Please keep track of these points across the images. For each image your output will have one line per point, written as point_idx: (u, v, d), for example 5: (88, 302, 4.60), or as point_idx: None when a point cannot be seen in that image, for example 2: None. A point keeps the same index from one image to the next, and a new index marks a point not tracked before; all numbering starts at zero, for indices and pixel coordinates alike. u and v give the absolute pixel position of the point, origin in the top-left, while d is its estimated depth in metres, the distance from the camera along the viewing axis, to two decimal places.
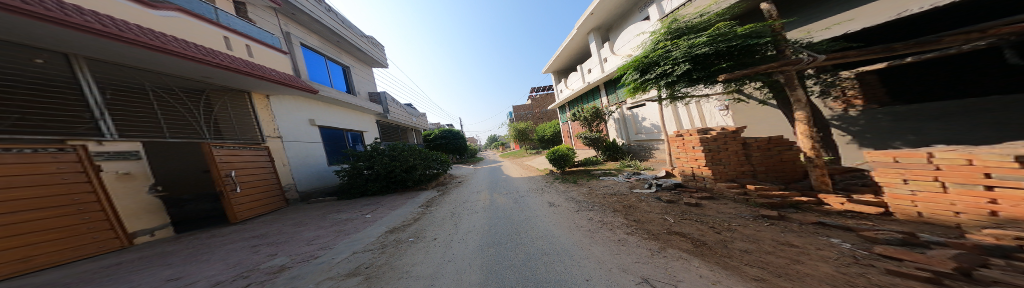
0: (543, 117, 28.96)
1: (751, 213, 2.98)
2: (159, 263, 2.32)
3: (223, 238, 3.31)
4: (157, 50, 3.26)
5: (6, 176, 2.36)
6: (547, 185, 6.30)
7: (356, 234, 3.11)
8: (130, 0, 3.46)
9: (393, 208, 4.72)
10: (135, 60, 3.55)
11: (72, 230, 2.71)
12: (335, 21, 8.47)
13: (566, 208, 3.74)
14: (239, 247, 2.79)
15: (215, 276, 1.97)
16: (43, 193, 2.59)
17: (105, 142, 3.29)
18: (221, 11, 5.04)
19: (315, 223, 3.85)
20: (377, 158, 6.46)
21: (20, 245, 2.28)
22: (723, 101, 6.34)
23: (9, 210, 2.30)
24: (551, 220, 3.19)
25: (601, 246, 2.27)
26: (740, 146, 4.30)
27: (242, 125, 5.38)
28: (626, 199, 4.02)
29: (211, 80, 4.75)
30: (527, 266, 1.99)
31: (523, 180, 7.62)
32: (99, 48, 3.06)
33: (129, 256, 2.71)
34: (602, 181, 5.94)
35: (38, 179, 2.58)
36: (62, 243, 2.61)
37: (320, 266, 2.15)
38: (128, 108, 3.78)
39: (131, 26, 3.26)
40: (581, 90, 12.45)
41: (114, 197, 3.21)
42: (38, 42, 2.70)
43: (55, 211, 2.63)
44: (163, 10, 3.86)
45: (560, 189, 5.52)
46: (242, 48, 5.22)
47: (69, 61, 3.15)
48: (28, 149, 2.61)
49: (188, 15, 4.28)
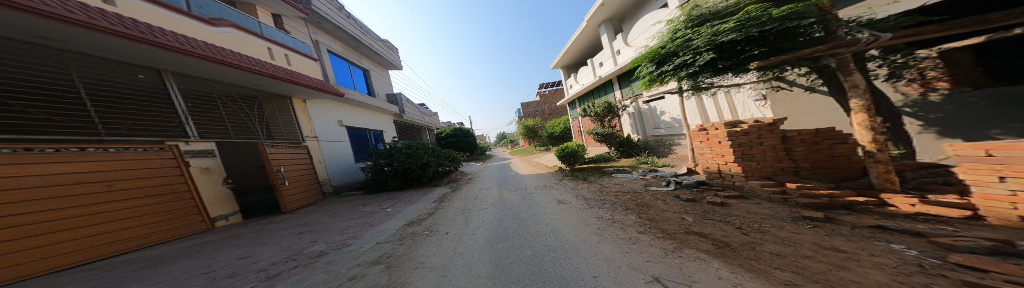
0: (551, 114, 28.57)
1: (790, 214, 2.65)
2: (232, 244, 2.81)
3: (276, 225, 3.86)
4: (219, 62, 3.90)
5: (118, 170, 3.02)
6: (556, 182, 6.20)
7: (378, 226, 3.41)
8: (195, 20, 4.19)
9: (410, 203, 5.08)
10: (204, 72, 4.29)
11: (173, 213, 3.41)
12: (354, 27, 9.27)
13: (574, 206, 3.67)
14: (289, 233, 3.26)
15: (271, 258, 2.36)
16: (151, 183, 3.29)
17: (190, 142, 4.05)
18: (263, 24, 5.78)
19: (347, 215, 4.32)
20: (395, 156, 6.92)
21: (130, 226, 2.94)
22: (760, 90, 5.69)
23: (126, 197, 2.99)
24: (559, 217, 3.18)
25: (609, 244, 2.23)
26: (778, 139, 3.84)
27: (287, 127, 6.18)
28: (640, 197, 3.81)
29: (260, 87, 5.52)
30: (534, 261, 2.04)
31: (532, 177, 7.62)
32: (179, 63, 3.79)
33: (211, 237, 3.33)
34: (614, 179, 5.64)
35: (148, 172, 3.29)
36: (167, 223, 3.31)
37: (350, 253, 2.43)
38: (208, 114, 4.61)
39: (196, 42, 3.91)
40: (593, 85, 12.05)
41: (199, 187, 3.93)
42: (132, 59, 3.41)
43: (158, 199, 3.30)
44: (220, 27, 4.61)
45: (568, 186, 5.44)
46: (281, 57, 5.98)
47: (161, 75, 3.96)
48: (139, 148, 3.33)
49: (240, 30, 5.06)
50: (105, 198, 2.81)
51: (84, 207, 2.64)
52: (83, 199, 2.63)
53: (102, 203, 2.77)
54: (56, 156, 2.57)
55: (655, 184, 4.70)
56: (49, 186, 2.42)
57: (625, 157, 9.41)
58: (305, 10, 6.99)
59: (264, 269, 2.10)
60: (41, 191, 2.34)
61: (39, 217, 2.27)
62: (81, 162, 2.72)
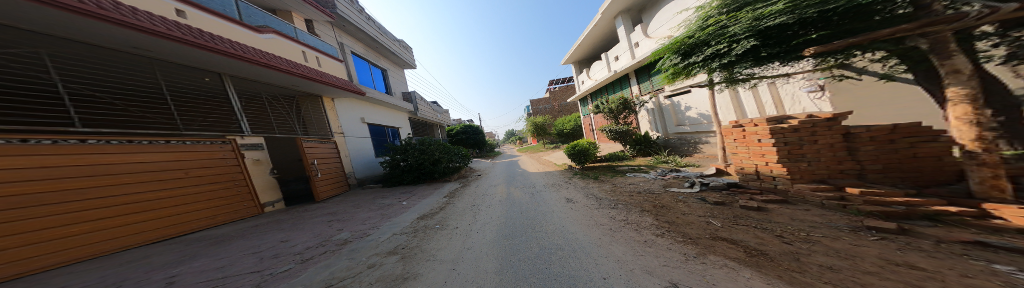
0: (561, 110, 28.10)
1: (848, 223, 2.24)
2: (276, 228, 3.24)
3: (310, 212, 4.35)
4: (264, 65, 4.59)
5: (190, 160, 3.78)
6: (565, 180, 6.03)
7: (394, 218, 3.65)
8: (245, 28, 4.86)
9: (423, 197, 5.34)
10: (254, 75, 5.02)
11: (230, 199, 4.17)
12: (373, 28, 10.02)
13: (584, 205, 3.53)
14: (320, 220, 3.65)
15: (305, 243, 2.67)
16: (214, 172, 4.03)
17: (245, 136, 4.79)
18: (297, 29, 6.49)
19: (368, 206, 4.69)
20: (410, 152, 7.28)
21: (196, 209, 3.65)
22: (817, 80, 4.93)
23: (194, 183, 3.73)
24: (567, 215, 3.10)
25: (622, 246, 2.10)
26: (839, 137, 3.27)
27: (319, 123, 6.88)
28: (658, 199, 3.52)
29: (296, 87, 6.20)
30: (541, 259, 2.02)
31: (540, 175, 7.50)
32: (234, 67, 4.48)
33: (261, 221, 3.88)
34: (629, 179, 5.29)
35: (212, 162, 4.04)
36: (224, 207, 4.06)
37: (370, 243, 2.65)
38: (259, 112, 5.43)
39: (245, 47, 4.62)
40: (605, 81, 11.50)
41: (252, 176, 4.69)
42: (200, 63, 4.15)
43: (219, 184, 4.08)
44: (264, 33, 5.27)
45: (578, 185, 5.26)
46: (313, 59, 6.56)
47: (223, 78, 4.70)
48: (208, 141, 4.12)
49: (280, 36, 5.70)
50: (180, 184, 3.55)
51: (167, 191, 3.39)
52: (163, 184, 3.36)
53: (175, 188, 3.48)
54: (149, 146, 3.36)
55: (676, 184, 4.31)
56: (141, 172, 3.18)
57: (642, 156, 8.83)
58: (331, 14, 7.76)
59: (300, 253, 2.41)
60: (132, 176, 3.07)
61: (121, 200, 2.90)
62: (165, 151, 3.50)
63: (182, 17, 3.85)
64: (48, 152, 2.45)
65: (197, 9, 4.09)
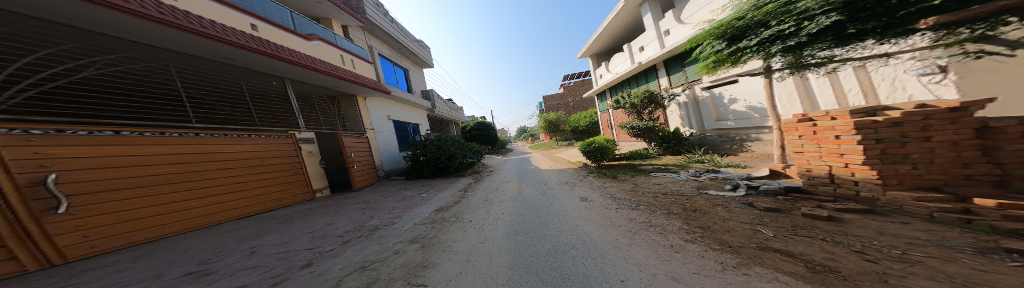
0: (576, 107, 27.32)
1: (970, 238, 1.65)
2: (322, 213, 3.82)
3: (348, 200, 5.03)
4: (312, 69, 5.41)
5: (264, 149, 4.75)
6: (580, 179, 5.73)
7: (415, 209, 3.95)
8: (298, 37, 5.65)
9: (441, 190, 5.67)
10: (307, 78, 5.94)
11: (291, 184, 5.15)
12: (395, 30, 10.91)
13: (600, 204, 3.32)
14: (355, 208, 4.17)
15: (343, 228, 3.07)
16: (279, 161, 4.99)
17: (300, 131, 5.75)
18: (337, 36, 7.25)
19: (393, 197, 5.19)
20: (428, 147, 7.74)
21: (266, 192, 4.59)
22: (932, 59, 3.81)
23: (266, 170, 4.68)
24: (582, 214, 2.95)
25: (643, 249, 1.92)
26: (971, 133, 2.32)
27: (352, 119, 7.70)
28: (689, 202, 3.10)
29: (337, 88, 7.04)
30: (554, 257, 1.97)
31: (553, 172, 7.27)
32: (290, 71, 5.33)
33: (313, 206, 4.64)
34: (652, 179, 4.77)
35: (276, 153, 4.97)
36: (287, 191, 5.03)
37: (395, 231, 2.93)
38: (311, 111, 6.52)
39: (301, 55, 5.42)
40: (627, 73, 10.75)
41: (307, 166, 5.67)
42: (268, 70, 5.10)
43: (284, 171, 5.07)
44: (312, 40, 6.03)
45: (591, 184, 4.99)
46: (349, 62, 7.21)
47: (285, 82, 5.74)
48: (276, 135, 5.15)
49: (326, 43, 6.51)
50: (256, 170, 4.52)
51: (248, 175, 4.37)
52: (247, 170, 4.36)
53: (252, 174, 4.44)
54: (239, 139, 4.40)
55: (712, 187, 3.73)
56: (228, 160, 4.12)
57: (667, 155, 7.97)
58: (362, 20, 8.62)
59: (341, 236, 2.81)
60: (225, 163, 4.05)
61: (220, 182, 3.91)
62: (247, 144, 4.51)
63: (255, 30, 4.62)
64: (173, 141, 3.47)
65: (264, 22, 4.84)
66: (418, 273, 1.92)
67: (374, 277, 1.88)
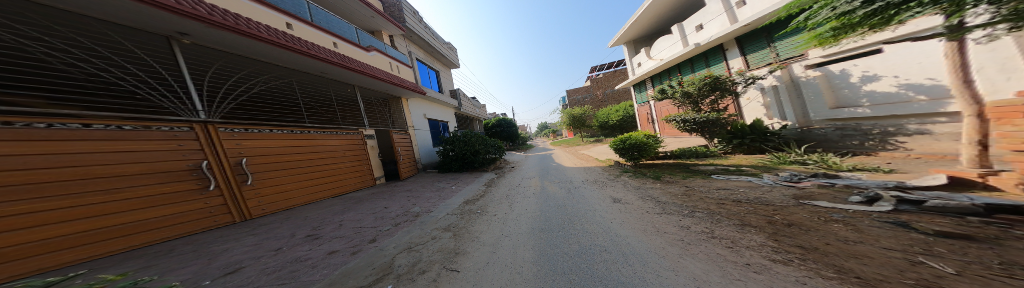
0: (606, 99, 25.36)
1: None
2: (379, 199, 4.67)
3: (399, 187, 5.98)
4: (373, 77, 5.92)
5: (344, 143, 5.95)
6: (610, 178, 5.06)
7: (446, 200, 4.31)
8: (359, 48, 6.26)
9: (467, 183, 6.02)
10: (372, 84, 6.69)
11: (361, 172, 6.34)
12: (430, 35, 11.19)
13: (637, 208, 2.85)
14: (401, 196, 4.90)
15: (388, 214, 3.61)
16: (352, 153, 6.14)
17: (363, 130, 6.67)
18: (389, 47, 7.87)
19: (431, 187, 5.85)
20: (456, 143, 8.09)
21: (344, 177, 5.77)
22: None
23: (344, 159, 5.87)
24: (615, 217, 2.56)
25: (700, 262, 1.48)
26: None
27: (396, 118, 8.08)
28: (778, 213, 2.27)
29: (390, 91, 7.65)
30: (582, 258, 1.79)
31: (578, 170, 6.68)
32: (355, 78, 5.95)
33: (374, 190, 5.76)
34: (714, 183, 3.77)
35: (350, 147, 6.12)
36: (358, 176, 6.20)
37: (431, 219, 3.29)
38: (377, 112, 7.47)
39: (363, 65, 5.98)
40: (684, 56, 9.66)
41: (371, 158, 6.85)
42: (348, 79, 6.06)
43: (357, 159, 6.26)
44: (369, 51, 6.63)
45: (626, 184, 4.32)
46: (396, 68, 7.87)
47: (358, 88, 6.73)
48: (352, 133, 6.36)
49: (381, 53, 7.16)
50: (340, 159, 5.75)
51: (335, 163, 5.60)
52: (335, 159, 5.60)
53: (338, 162, 5.67)
54: (331, 135, 5.64)
55: (819, 197, 2.63)
56: (320, 151, 5.25)
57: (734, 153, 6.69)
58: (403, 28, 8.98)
59: (387, 221, 3.31)
60: (322, 154, 5.26)
61: (319, 166, 5.16)
62: (335, 139, 5.70)
63: (335, 46, 5.53)
64: (294, 136, 4.76)
65: (344, 41, 5.80)
66: (452, 259, 2.10)
67: (417, 258, 2.17)
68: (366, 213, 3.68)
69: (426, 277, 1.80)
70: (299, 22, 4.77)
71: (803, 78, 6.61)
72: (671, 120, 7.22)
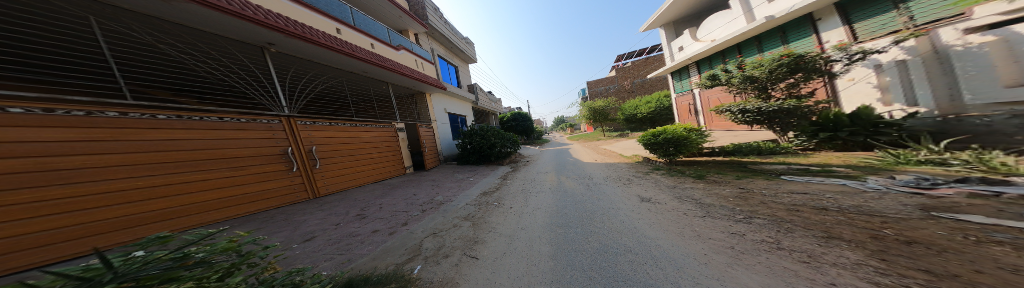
0: (634, 89, 23.24)
1: None
2: (406, 187, 5.08)
3: (425, 177, 6.40)
4: (404, 74, 6.33)
5: (385, 135, 6.53)
6: (637, 176, 4.50)
7: (463, 191, 4.47)
8: (391, 48, 6.80)
9: (484, 176, 6.15)
10: (406, 82, 7.05)
11: (397, 162, 6.86)
12: (449, 31, 11.38)
13: (670, 209, 2.49)
14: (424, 185, 5.26)
15: (411, 202, 3.91)
16: (391, 144, 6.72)
17: (396, 124, 7.06)
18: (414, 45, 8.36)
19: (451, 178, 6.14)
20: (473, 136, 8.23)
21: (385, 165, 6.34)
22: None
23: (385, 150, 6.45)
24: (644, 218, 2.29)
25: (755, 273, 1.20)
26: None
27: (420, 112, 8.31)
28: (892, 228, 1.66)
29: (418, 88, 8.00)
30: (603, 256, 1.65)
31: (598, 166, 6.13)
32: (388, 77, 6.35)
33: (404, 178, 6.33)
34: (782, 185, 3.02)
35: (389, 139, 6.68)
36: (395, 165, 6.75)
37: (451, 208, 3.44)
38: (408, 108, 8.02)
39: (395, 63, 6.44)
40: (755, 31, 8.19)
41: (406, 150, 7.38)
42: (386, 78, 6.39)
43: (394, 150, 6.81)
44: (399, 50, 7.15)
45: (658, 183, 3.84)
46: (422, 65, 8.35)
47: (392, 86, 7.15)
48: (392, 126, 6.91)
49: (409, 52, 7.68)
50: (380, 150, 6.29)
51: (377, 153, 6.18)
52: (377, 149, 6.19)
53: (380, 152, 6.26)
54: (375, 129, 6.24)
55: (967, 210, 1.85)
56: (366, 142, 5.86)
57: (825, 150, 5.26)
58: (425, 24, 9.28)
59: (410, 208, 3.55)
60: (366, 145, 5.84)
61: (365, 156, 5.76)
62: (375, 132, 6.24)
63: (371, 47, 6.09)
64: (348, 129, 5.42)
65: (379, 42, 6.37)
66: (471, 247, 2.17)
67: (440, 243, 2.32)
68: (394, 200, 4.02)
69: (447, 262, 1.91)
70: (345, 27, 5.40)
71: (959, 46, 4.65)
72: (724, 110, 6.07)
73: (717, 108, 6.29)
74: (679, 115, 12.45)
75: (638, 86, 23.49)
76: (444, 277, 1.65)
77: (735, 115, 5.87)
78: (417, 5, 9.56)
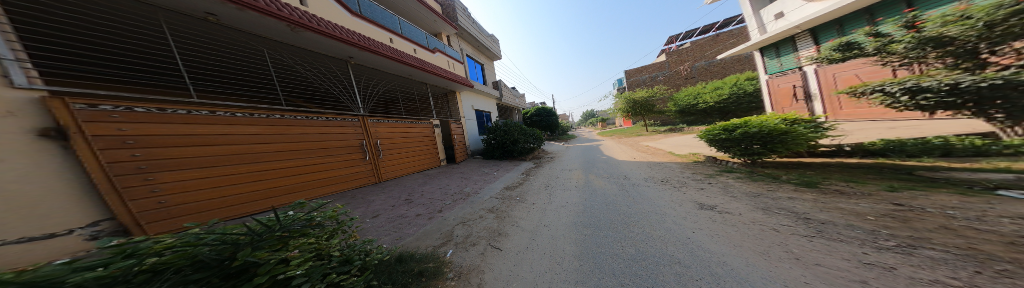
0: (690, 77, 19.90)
1: None
2: (439, 178, 5.60)
3: (457, 169, 6.94)
4: (441, 75, 6.99)
5: (426, 131, 7.29)
6: (686, 180, 3.76)
7: (487, 185, 4.62)
8: (429, 51, 7.51)
9: (507, 171, 6.23)
10: (442, 83, 7.73)
11: (435, 155, 7.63)
12: (476, 30, 11.81)
13: (729, 221, 2.00)
14: (454, 177, 5.67)
15: (441, 193, 4.23)
16: (431, 139, 7.47)
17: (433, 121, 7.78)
18: (447, 47, 9.00)
19: (478, 171, 6.45)
20: (498, 132, 8.37)
21: (426, 157, 7.11)
22: None
23: (426, 143, 7.22)
24: (692, 228, 1.92)
25: None
26: None
27: (451, 109, 8.88)
28: None
29: (453, 88, 8.68)
30: (637, 264, 1.46)
31: (633, 166, 5.41)
32: (428, 79, 7.09)
33: (439, 169, 6.99)
34: (934, 200, 2.06)
35: (429, 135, 7.43)
36: (434, 158, 7.52)
37: (477, 201, 3.60)
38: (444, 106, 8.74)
39: (433, 65, 7.13)
40: None
41: (442, 144, 8.14)
42: (428, 80, 7.20)
43: (433, 144, 7.56)
44: (435, 52, 7.84)
45: (726, 190, 3.07)
46: (453, 65, 8.97)
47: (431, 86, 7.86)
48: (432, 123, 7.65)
49: (443, 54, 8.35)
50: (422, 143, 7.04)
51: (420, 146, 6.95)
52: (420, 143, 6.96)
53: (422, 145, 7.04)
54: (420, 126, 7.06)
55: None
56: (413, 137, 6.67)
57: None
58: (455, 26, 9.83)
59: (440, 199, 3.85)
60: (413, 139, 6.63)
61: (413, 148, 6.56)
62: (419, 127, 7.01)
63: (414, 52, 6.86)
64: (402, 125, 6.25)
65: (420, 47, 7.16)
66: (496, 238, 2.24)
67: (469, 232, 2.49)
68: (427, 190, 4.44)
69: (474, 250, 2.03)
70: (395, 36, 6.25)
71: None
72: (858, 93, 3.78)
73: (844, 90, 3.96)
74: (775, 102, 9.81)
75: (698, 70, 20.06)
76: (472, 264, 1.76)
77: (896, 97, 3.39)
78: (449, 8, 10.19)
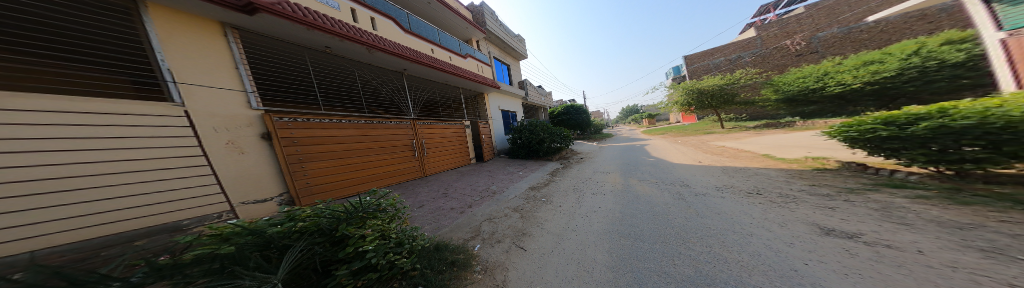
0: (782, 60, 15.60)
1: None
2: (467, 175, 5.91)
3: (485, 167, 7.21)
4: (473, 80, 7.43)
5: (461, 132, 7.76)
6: (756, 191, 2.94)
7: (511, 184, 4.62)
8: (461, 58, 8.05)
9: (532, 171, 6.13)
10: (473, 86, 8.19)
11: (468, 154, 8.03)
12: (503, 32, 12.08)
13: (814, 241, 1.50)
14: (480, 175, 5.90)
15: (469, 190, 4.44)
16: (465, 139, 7.94)
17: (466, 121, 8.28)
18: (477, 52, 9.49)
19: (503, 170, 6.55)
20: (523, 131, 8.33)
21: (460, 156, 7.58)
22: None
23: (461, 143, 7.70)
24: (759, 245, 1.54)
25: None
26: None
27: (480, 110, 9.28)
28: None
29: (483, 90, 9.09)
30: (681, 279, 1.26)
31: (683, 172, 4.56)
32: (461, 83, 7.63)
33: (468, 167, 7.41)
34: None
35: (463, 136, 7.87)
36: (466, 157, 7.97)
37: (502, 199, 3.64)
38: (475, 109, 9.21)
39: (464, 70, 7.64)
40: None
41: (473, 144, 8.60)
42: (461, 84, 7.75)
43: (466, 144, 8.01)
44: (466, 58, 8.35)
45: (882, 212, 1.91)
46: (482, 68, 9.38)
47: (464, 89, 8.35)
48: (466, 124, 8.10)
49: (473, 59, 8.82)
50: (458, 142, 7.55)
51: (456, 146, 7.46)
52: (456, 142, 7.47)
53: (457, 144, 7.54)
54: (456, 127, 7.56)
55: None
56: (450, 137, 7.19)
57: None
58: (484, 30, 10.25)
59: (466, 195, 4.04)
60: (450, 139, 7.16)
61: (448, 147, 7.09)
62: (455, 128, 7.51)
63: (449, 59, 7.42)
64: (440, 127, 6.81)
65: (455, 54, 7.73)
66: (521, 238, 2.22)
67: (495, 228, 2.54)
68: (456, 186, 4.74)
69: (500, 247, 2.05)
70: (435, 47, 6.91)
71: None
72: None
73: None
74: None
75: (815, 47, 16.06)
76: (497, 260, 1.78)
77: None
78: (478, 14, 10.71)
